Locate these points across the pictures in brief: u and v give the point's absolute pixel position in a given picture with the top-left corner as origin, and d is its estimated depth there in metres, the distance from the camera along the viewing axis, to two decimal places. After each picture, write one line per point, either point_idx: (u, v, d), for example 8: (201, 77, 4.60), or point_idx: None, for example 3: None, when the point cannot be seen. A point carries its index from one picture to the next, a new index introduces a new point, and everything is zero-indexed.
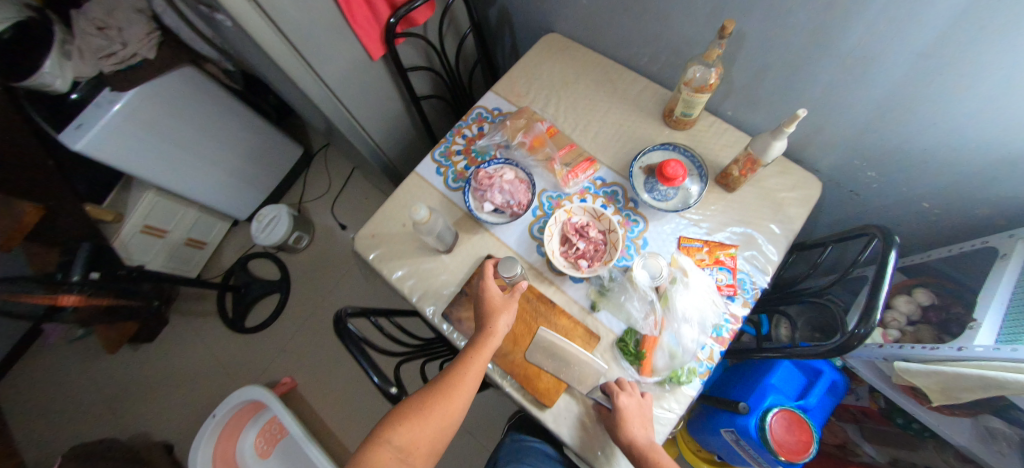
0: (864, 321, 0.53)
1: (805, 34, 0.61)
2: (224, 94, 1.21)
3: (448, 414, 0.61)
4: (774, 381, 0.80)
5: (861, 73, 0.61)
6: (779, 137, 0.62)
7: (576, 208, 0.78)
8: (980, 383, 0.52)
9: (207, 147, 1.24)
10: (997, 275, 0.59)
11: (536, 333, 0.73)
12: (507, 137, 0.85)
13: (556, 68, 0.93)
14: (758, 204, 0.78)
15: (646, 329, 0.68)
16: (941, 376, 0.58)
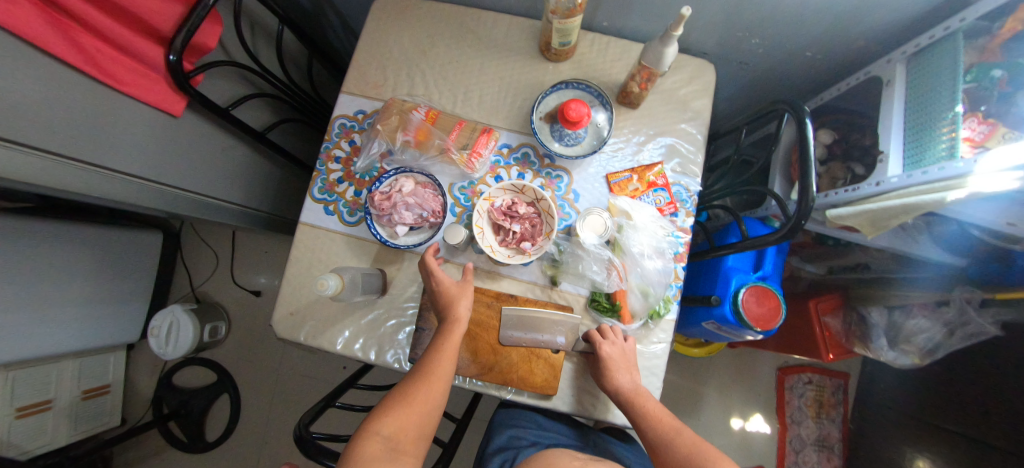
0: (805, 196, 0.53)
1: None
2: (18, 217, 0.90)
3: (429, 404, 0.56)
4: (733, 262, 0.84)
5: None
6: (669, 42, 0.57)
7: (495, 190, 0.69)
8: (905, 209, 0.59)
9: (35, 290, 0.95)
10: (887, 110, 0.66)
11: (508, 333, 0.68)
12: (388, 142, 0.72)
13: (405, 38, 0.77)
14: (665, 110, 0.74)
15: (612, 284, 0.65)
16: (870, 213, 0.64)
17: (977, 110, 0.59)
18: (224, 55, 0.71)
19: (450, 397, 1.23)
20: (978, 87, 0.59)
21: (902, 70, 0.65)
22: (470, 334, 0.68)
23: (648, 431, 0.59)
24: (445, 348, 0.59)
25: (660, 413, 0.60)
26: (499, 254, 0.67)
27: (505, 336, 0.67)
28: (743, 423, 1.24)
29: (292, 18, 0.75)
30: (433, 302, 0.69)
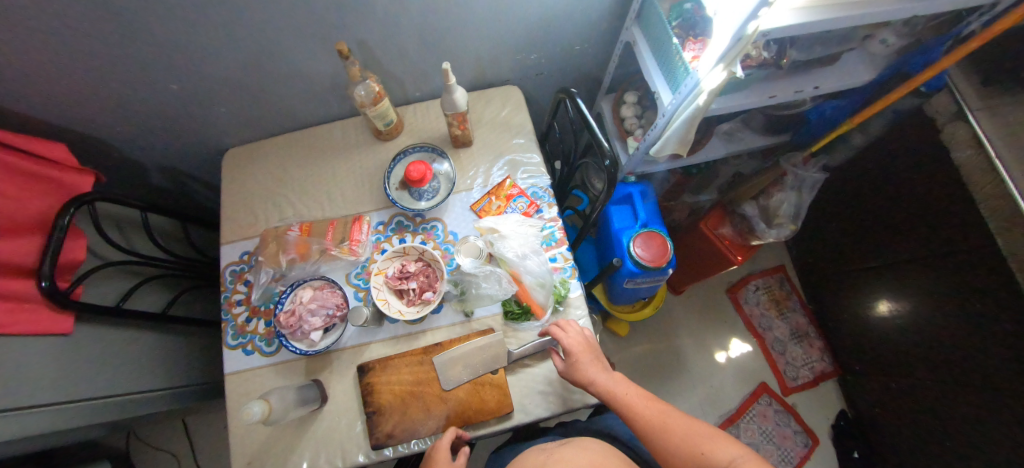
0: (603, 152, 0.66)
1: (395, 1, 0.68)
2: None
3: None
4: (617, 225, 0.96)
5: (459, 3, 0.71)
6: (452, 89, 0.71)
7: (383, 262, 0.77)
8: (690, 121, 0.72)
9: None
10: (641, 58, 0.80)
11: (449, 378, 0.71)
12: (275, 267, 0.77)
13: (260, 176, 0.86)
14: (495, 136, 0.88)
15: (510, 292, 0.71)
16: (674, 137, 0.77)
17: (691, 35, 0.71)
18: (99, 261, 0.75)
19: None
20: (683, 19, 0.71)
21: (637, 30, 0.80)
22: (418, 396, 0.71)
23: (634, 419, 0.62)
24: None
25: (646, 400, 0.63)
26: (408, 313, 0.73)
27: (448, 381, 0.71)
28: (727, 354, 1.31)
29: (153, 203, 0.82)
30: (372, 386, 0.72)
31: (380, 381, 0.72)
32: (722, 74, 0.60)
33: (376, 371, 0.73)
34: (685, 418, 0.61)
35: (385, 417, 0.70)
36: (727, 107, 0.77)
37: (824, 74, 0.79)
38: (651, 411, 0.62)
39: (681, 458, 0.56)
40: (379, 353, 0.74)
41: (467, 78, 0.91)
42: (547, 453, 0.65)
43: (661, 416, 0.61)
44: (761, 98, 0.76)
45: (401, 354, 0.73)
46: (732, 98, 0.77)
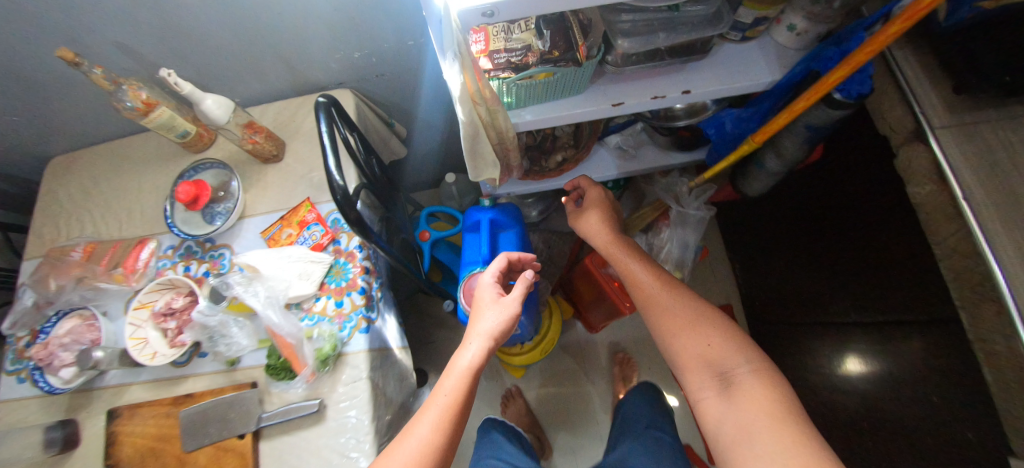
0: (333, 186, 0.50)
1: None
2: None
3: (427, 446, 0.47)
4: (467, 256, 0.79)
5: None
6: (200, 97, 0.59)
7: (151, 294, 0.67)
8: (474, 140, 0.50)
9: None
10: None
11: (190, 438, 0.61)
12: (43, 291, 0.70)
13: (71, 187, 0.81)
14: (309, 148, 0.74)
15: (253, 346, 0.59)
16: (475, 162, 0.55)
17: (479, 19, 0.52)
18: None
19: None
20: None
21: None
22: (158, 454, 0.62)
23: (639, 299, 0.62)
24: (449, 372, 0.54)
25: (655, 279, 0.62)
26: (157, 358, 0.64)
27: (189, 442, 0.61)
28: None
29: None
30: (115, 436, 0.64)
31: (125, 432, 0.64)
32: (453, 70, 0.41)
33: (126, 418, 0.65)
34: (699, 309, 0.58)
35: None
36: (547, 119, 0.56)
37: (688, 74, 0.58)
38: (661, 293, 0.61)
39: (694, 354, 0.54)
40: (136, 397, 0.66)
41: (289, 81, 0.79)
42: None
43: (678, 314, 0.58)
44: (595, 107, 0.55)
45: (150, 403, 0.64)
46: (554, 104, 0.56)
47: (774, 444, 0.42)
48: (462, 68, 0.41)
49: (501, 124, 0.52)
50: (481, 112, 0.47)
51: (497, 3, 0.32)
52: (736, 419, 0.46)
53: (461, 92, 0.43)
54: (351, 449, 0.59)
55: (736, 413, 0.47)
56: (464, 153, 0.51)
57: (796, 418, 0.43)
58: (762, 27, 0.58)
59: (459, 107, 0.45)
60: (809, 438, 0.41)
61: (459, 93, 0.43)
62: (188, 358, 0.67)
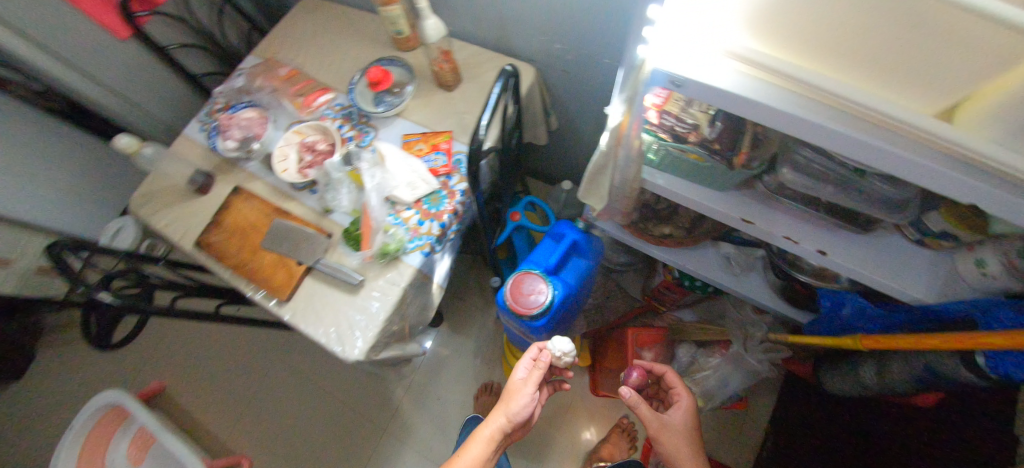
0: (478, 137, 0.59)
1: None
2: None
3: None
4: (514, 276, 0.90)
5: None
6: (427, 15, 0.72)
7: (308, 129, 0.84)
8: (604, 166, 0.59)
9: None
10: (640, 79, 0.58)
11: (287, 264, 0.75)
12: (251, 82, 0.89)
13: (303, 24, 0.99)
14: (476, 96, 0.85)
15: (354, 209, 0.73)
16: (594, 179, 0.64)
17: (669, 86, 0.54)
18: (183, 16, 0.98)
19: (318, 358, 1.29)
20: None
21: None
22: (246, 235, 0.79)
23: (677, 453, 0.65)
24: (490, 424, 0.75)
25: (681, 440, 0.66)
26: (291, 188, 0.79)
27: (268, 243, 0.77)
28: None
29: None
30: (231, 204, 0.82)
31: (235, 205, 0.81)
32: (619, 108, 0.49)
33: (242, 197, 0.83)
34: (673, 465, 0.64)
35: (217, 229, 0.80)
36: (677, 193, 0.61)
37: (831, 237, 0.58)
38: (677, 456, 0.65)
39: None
40: (255, 189, 0.83)
41: (495, 36, 0.88)
42: None
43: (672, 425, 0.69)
44: (724, 211, 0.59)
45: (261, 200, 0.81)
46: (690, 186, 0.61)
47: None
48: (625, 111, 0.48)
49: (629, 171, 0.58)
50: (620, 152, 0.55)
51: (686, 78, 0.39)
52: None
53: (615, 126, 0.51)
54: (359, 327, 0.70)
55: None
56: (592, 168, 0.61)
57: None
58: (942, 242, 0.53)
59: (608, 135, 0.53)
60: None
61: (614, 126, 0.51)
62: (300, 187, 0.80)
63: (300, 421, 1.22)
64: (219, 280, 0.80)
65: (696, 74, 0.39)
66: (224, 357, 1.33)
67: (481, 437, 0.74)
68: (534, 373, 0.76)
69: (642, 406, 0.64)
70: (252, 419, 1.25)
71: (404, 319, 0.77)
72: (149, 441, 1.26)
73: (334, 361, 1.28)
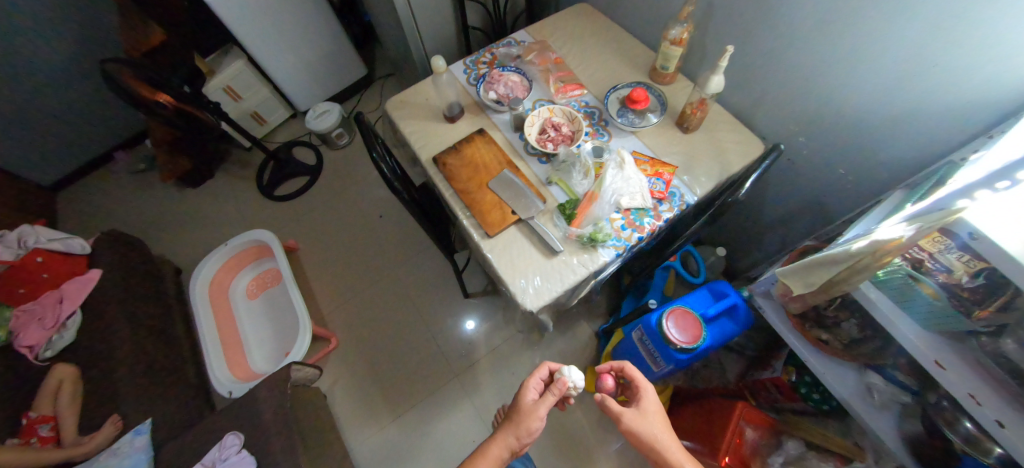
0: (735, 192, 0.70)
1: (756, 5, 0.81)
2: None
3: None
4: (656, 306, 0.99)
5: (794, 40, 0.79)
6: (718, 71, 0.82)
7: (558, 110, 0.97)
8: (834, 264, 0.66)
9: (295, 35, 1.48)
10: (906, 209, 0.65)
11: (505, 209, 0.87)
12: (524, 55, 1.06)
13: (577, 23, 1.14)
14: (706, 146, 0.95)
15: (581, 192, 0.85)
16: (806, 270, 0.72)
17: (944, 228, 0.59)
18: None
19: (426, 285, 1.45)
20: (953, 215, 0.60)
21: (898, 194, 0.74)
22: (478, 170, 0.92)
23: None
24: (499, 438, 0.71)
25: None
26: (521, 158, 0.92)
27: (495, 185, 0.90)
28: None
29: None
30: (474, 140, 0.96)
31: (478, 143, 0.95)
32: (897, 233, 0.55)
33: (483, 139, 0.97)
34: None
35: (457, 154, 0.94)
36: (884, 316, 0.68)
37: None
38: None
39: None
40: (495, 137, 0.97)
41: (740, 105, 0.98)
42: None
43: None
44: (924, 348, 0.64)
45: (500, 148, 0.95)
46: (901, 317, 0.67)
47: None
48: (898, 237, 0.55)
49: (857, 278, 0.65)
50: (863, 262, 0.62)
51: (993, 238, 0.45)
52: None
53: (878, 242, 0.58)
54: (549, 286, 0.81)
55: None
56: (815, 259, 0.69)
57: None
58: None
59: (863, 245, 0.60)
60: None
61: (877, 242, 0.58)
62: (535, 153, 0.94)
63: (393, 329, 1.38)
64: (438, 194, 0.95)
65: (1005, 239, 0.45)
66: (351, 246, 1.54)
67: (492, 447, 0.70)
68: (548, 397, 0.74)
69: (611, 403, 0.70)
70: (354, 307, 1.43)
71: (573, 298, 0.87)
72: (270, 282, 1.48)
73: (438, 294, 1.44)
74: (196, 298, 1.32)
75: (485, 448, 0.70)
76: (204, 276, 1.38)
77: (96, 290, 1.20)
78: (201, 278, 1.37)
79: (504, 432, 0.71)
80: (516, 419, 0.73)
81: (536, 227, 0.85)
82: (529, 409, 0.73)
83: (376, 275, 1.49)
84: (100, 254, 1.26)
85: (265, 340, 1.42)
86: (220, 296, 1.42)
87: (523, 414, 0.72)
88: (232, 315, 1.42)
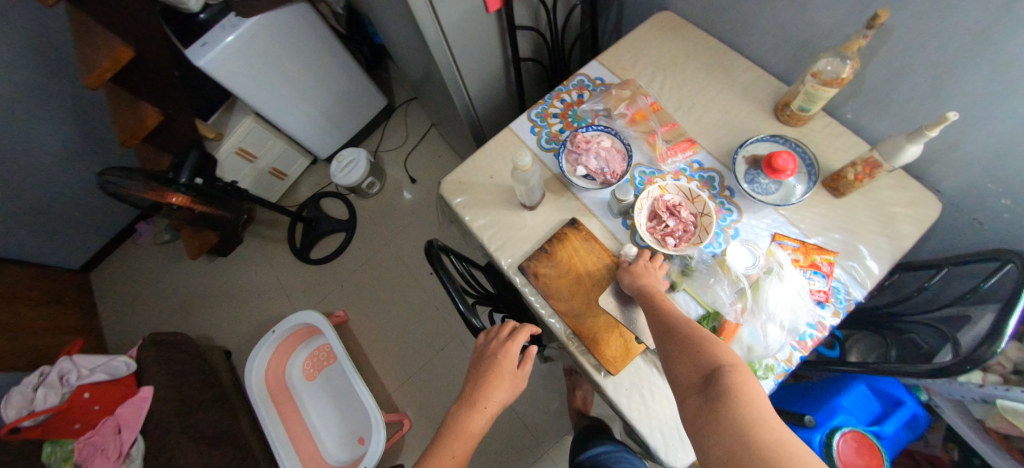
0: (990, 345, 0.51)
1: (965, 39, 0.55)
2: (326, 30, 1.25)
3: (453, 462, 0.53)
4: (795, 405, 0.82)
5: (1015, 96, 0.55)
6: (917, 140, 0.59)
7: (671, 186, 0.76)
8: None
9: (297, 78, 1.26)
10: None
11: (626, 333, 0.70)
12: (609, 106, 0.83)
13: (667, 46, 0.89)
14: (866, 215, 0.73)
15: (728, 313, 0.66)
16: None
17: None
18: None
19: None
20: None
21: None
22: (581, 281, 0.74)
23: (666, 338, 0.51)
24: (481, 396, 0.60)
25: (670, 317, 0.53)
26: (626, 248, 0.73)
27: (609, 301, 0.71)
28: None
29: None
30: (567, 237, 0.76)
31: (573, 241, 0.76)
32: None
33: (577, 234, 0.77)
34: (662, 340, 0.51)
35: (550, 261, 0.75)
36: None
37: None
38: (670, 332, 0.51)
39: (669, 350, 0.49)
40: (591, 228, 0.78)
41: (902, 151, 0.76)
42: None
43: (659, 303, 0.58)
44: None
45: (603, 246, 0.75)
46: None
47: (680, 363, 0.46)
48: None
49: None
50: None
51: None
52: (713, 357, 0.43)
53: None
54: None
55: (739, 368, 0.41)
56: None
57: (686, 351, 0.46)
58: None
59: None
60: (689, 368, 0.45)
61: None
62: (647, 248, 0.74)
63: None
64: (529, 308, 0.77)
65: None
66: (405, 309, 1.42)
67: (473, 409, 0.58)
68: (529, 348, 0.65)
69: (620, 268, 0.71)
70: (420, 379, 1.33)
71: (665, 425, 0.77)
72: (326, 360, 1.38)
73: None
74: (257, 398, 1.22)
75: (467, 418, 0.57)
76: (257, 371, 1.26)
77: (154, 406, 1.12)
78: (255, 373, 1.26)
79: (487, 396, 0.60)
80: (493, 372, 0.62)
81: None
82: (512, 369, 0.63)
83: (436, 340, 1.37)
84: (147, 366, 1.18)
85: (332, 423, 1.34)
86: (279, 384, 1.33)
87: (506, 363, 0.63)
88: (293, 402, 1.33)
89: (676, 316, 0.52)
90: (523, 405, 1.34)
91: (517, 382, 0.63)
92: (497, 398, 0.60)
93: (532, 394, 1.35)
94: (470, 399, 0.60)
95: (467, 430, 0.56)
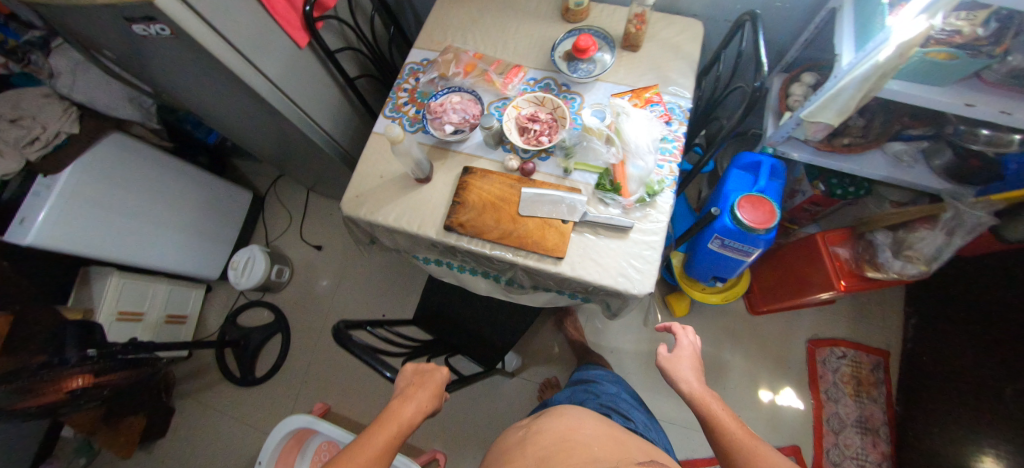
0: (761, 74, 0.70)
1: None
2: (155, 152, 1.19)
3: (377, 447, 0.58)
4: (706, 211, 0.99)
5: None
6: None
7: (522, 102, 0.88)
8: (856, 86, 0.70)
9: (147, 210, 1.18)
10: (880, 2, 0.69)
11: (553, 223, 0.79)
12: (442, 73, 0.94)
13: (460, 11, 1.03)
14: (661, 52, 0.93)
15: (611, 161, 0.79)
16: (834, 101, 0.76)
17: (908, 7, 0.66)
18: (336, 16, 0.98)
19: None
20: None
21: None
22: (497, 208, 0.82)
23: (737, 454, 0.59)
24: (410, 396, 0.64)
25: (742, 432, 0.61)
26: (509, 161, 0.83)
27: (526, 209, 0.81)
28: (773, 395, 1.21)
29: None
30: (468, 183, 0.84)
31: (474, 183, 0.84)
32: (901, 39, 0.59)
33: (475, 177, 0.86)
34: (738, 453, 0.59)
35: (465, 207, 0.82)
36: (909, 95, 0.74)
37: None
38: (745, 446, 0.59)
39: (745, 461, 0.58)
40: (483, 167, 0.87)
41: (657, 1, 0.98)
42: (526, 428, 0.68)
43: (717, 410, 0.65)
44: (950, 100, 0.72)
45: (499, 174, 0.84)
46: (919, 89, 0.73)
47: None
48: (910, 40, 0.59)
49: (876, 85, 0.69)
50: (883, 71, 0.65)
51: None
52: None
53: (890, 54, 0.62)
54: (649, 261, 0.76)
55: None
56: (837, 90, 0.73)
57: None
58: None
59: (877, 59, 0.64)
60: None
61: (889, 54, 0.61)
62: (532, 155, 0.86)
63: None
64: (472, 256, 0.83)
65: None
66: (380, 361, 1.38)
67: (399, 406, 0.63)
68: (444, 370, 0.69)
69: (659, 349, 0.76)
70: None
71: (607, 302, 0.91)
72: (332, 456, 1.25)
73: None
74: None
75: (399, 408, 0.62)
76: None
77: None
78: None
79: (412, 396, 0.64)
80: (422, 383, 0.66)
81: (601, 222, 0.78)
82: (435, 382, 0.67)
83: None
84: None
85: None
86: None
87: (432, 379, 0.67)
88: None
89: (740, 443, 0.59)
90: (532, 372, 1.38)
91: (440, 382, 0.67)
92: (429, 401, 0.65)
93: (534, 358, 1.39)
94: (402, 395, 0.65)
95: (399, 419, 0.61)
